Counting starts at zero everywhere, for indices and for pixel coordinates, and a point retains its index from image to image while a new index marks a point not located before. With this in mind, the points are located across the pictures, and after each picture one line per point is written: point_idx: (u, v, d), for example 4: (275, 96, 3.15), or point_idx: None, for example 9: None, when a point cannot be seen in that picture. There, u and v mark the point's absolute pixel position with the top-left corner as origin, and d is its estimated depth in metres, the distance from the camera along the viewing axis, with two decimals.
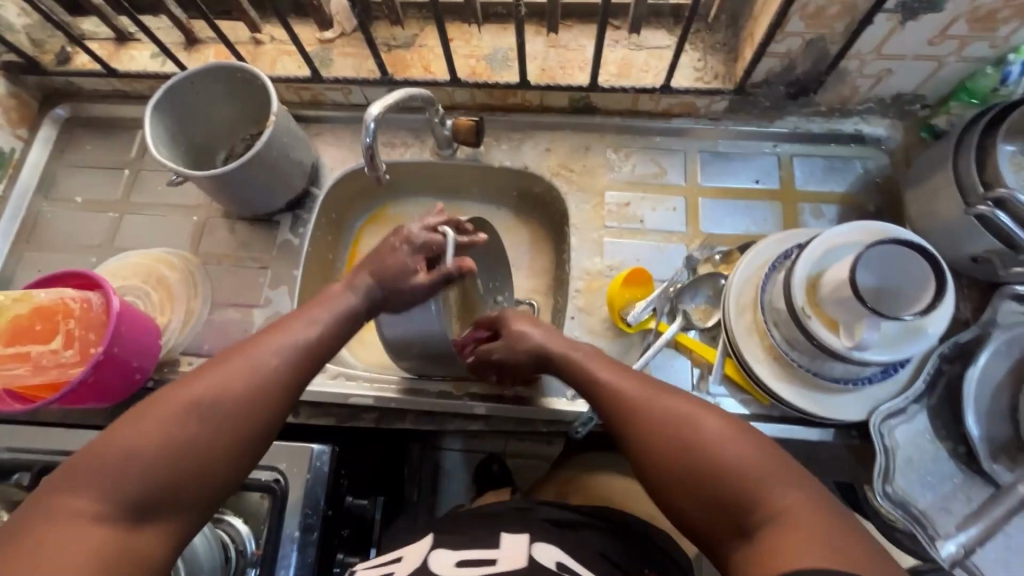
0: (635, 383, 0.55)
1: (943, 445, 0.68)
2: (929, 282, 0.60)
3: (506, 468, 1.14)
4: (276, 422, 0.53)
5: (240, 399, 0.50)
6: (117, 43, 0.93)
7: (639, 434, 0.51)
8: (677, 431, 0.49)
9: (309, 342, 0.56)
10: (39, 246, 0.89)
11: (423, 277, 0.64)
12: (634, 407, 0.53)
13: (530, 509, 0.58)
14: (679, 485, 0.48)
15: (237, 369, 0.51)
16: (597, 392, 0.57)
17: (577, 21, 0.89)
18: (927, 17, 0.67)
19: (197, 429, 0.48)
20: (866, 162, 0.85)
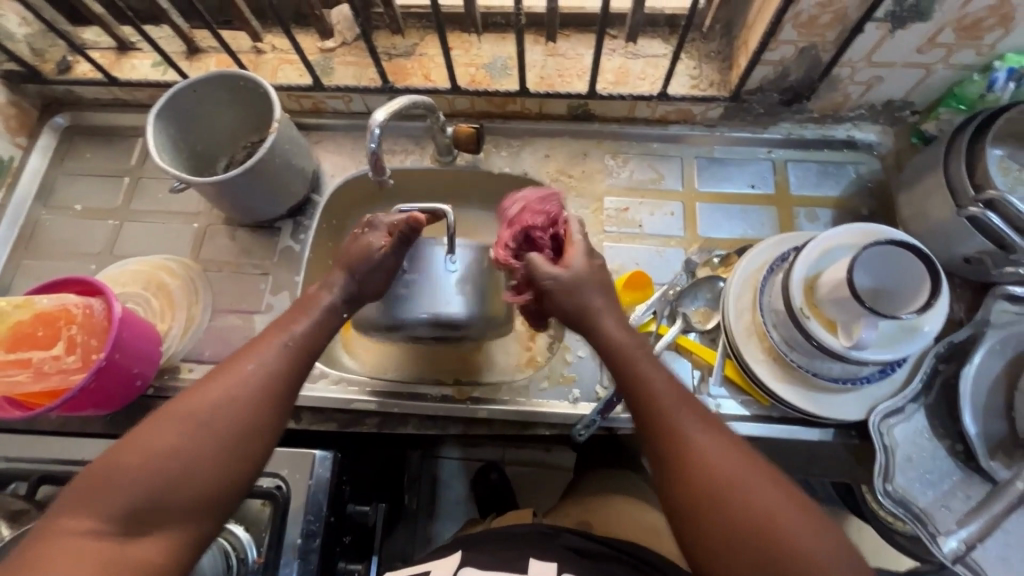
0: (711, 433, 0.54)
1: (941, 443, 0.69)
2: (923, 281, 0.61)
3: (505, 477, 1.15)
4: (265, 428, 0.56)
5: (226, 409, 0.54)
6: (119, 52, 0.94)
7: (699, 486, 0.51)
8: (744, 499, 0.49)
9: (290, 348, 0.61)
10: (38, 254, 0.89)
11: (385, 245, 0.66)
12: (705, 460, 0.52)
13: (554, 533, 0.62)
14: (726, 549, 0.49)
15: (224, 381, 0.56)
16: (663, 428, 0.55)
17: (575, 30, 0.90)
18: (915, 26, 0.69)
19: (186, 441, 0.52)
20: (859, 167, 0.87)
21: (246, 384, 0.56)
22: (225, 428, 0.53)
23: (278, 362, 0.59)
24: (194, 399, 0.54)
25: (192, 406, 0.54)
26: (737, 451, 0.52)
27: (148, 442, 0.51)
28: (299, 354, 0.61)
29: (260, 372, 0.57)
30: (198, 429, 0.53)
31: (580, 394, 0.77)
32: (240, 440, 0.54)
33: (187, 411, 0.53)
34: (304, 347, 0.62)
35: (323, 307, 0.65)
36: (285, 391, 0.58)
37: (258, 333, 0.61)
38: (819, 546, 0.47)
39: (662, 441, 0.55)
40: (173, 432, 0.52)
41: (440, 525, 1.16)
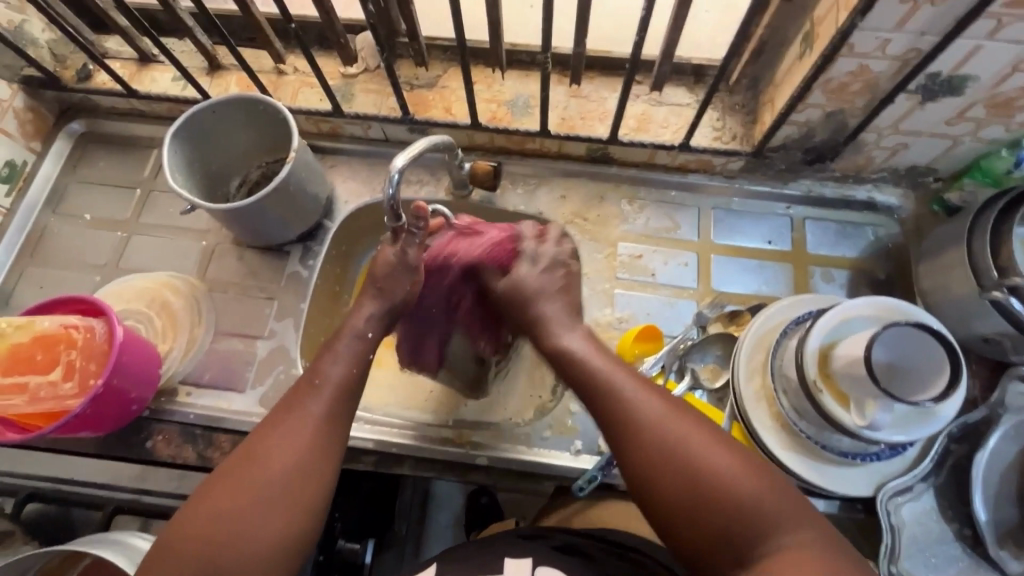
0: (650, 399, 0.56)
1: (949, 526, 0.67)
2: (942, 370, 0.60)
3: (497, 499, 1.09)
4: (314, 478, 0.54)
5: (274, 462, 0.52)
6: (140, 64, 0.93)
7: (651, 450, 0.53)
8: (693, 463, 0.51)
9: (333, 391, 0.58)
10: (43, 262, 0.88)
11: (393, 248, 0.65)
12: (650, 429, 0.54)
13: (538, 535, 0.64)
14: (681, 503, 0.51)
15: (270, 438, 0.54)
16: (607, 402, 0.57)
17: (599, 73, 0.89)
18: (947, 100, 0.68)
19: (237, 502, 0.50)
20: (877, 229, 0.86)
21: (288, 437, 0.54)
22: (270, 482, 0.52)
23: (323, 412, 0.57)
24: (239, 460, 0.53)
25: (234, 464, 0.53)
26: (680, 413, 0.55)
27: (197, 505, 0.50)
28: (343, 400, 0.59)
29: (304, 421, 0.56)
30: (244, 486, 0.51)
31: (582, 446, 0.77)
32: (289, 489, 0.52)
33: (228, 470, 0.52)
34: (344, 395, 0.59)
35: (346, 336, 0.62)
36: (333, 434, 0.57)
37: (292, 387, 0.59)
38: (765, 499, 0.50)
39: (610, 411, 0.56)
40: (229, 498, 0.50)
41: (428, 547, 1.13)
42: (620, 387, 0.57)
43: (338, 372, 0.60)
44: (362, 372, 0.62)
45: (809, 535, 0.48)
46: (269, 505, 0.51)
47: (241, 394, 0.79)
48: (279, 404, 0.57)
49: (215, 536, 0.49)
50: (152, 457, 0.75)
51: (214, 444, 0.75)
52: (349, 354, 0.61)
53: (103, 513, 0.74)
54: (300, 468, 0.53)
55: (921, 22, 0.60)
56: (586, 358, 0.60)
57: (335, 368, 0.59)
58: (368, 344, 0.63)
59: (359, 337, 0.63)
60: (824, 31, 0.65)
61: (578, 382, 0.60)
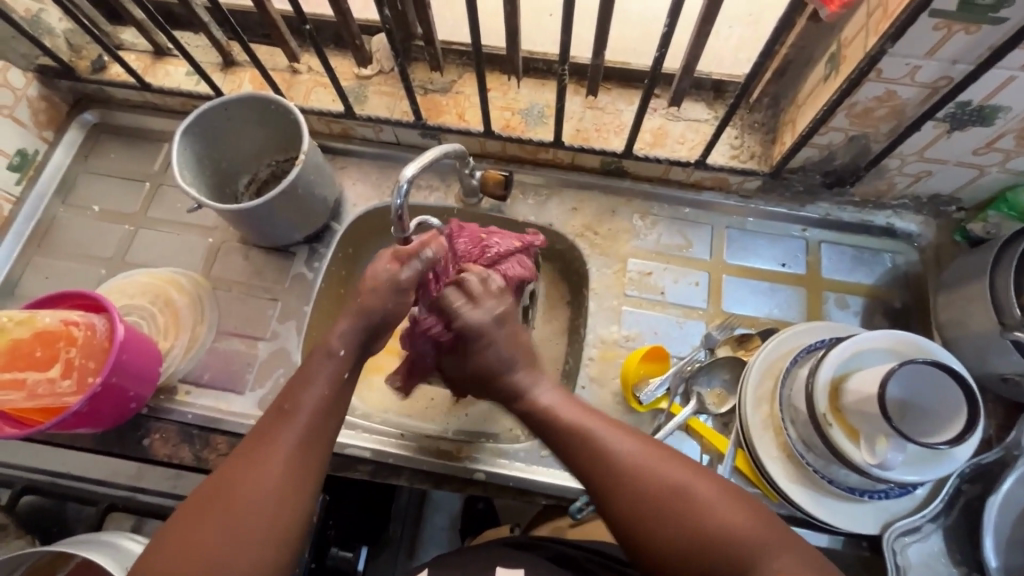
0: (631, 443, 0.55)
1: (958, 569, 0.66)
2: (958, 411, 0.58)
3: (493, 506, 1.07)
4: (294, 508, 0.53)
5: (252, 495, 0.51)
6: (154, 56, 0.93)
7: (634, 496, 0.52)
8: (674, 500, 0.51)
9: (309, 416, 0.56)
10: (50, 252, 0.88)
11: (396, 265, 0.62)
12: (632, 471, 0.53)
13: (534, 546, 0.63)
14: (665, 544, 0.50)
15: (246, 471, 0.52)
16: (585, 448, 0.56)
17: (617, 84, 0.88)
18: (975, 129, 0.66)
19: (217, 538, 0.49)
20: (895, 256, 0.84)
21: (263, 460, 0.53)
22: (247, 514, 0.50)
23: (297, 438, 0.55)
24: (216, 492, 0.51)
25: (211, 497, 0.51)
26: (663, 456, 0.54)
27: (176, 532, 0.49)
28: (319, 419, 0.57)
29: (278, 449, 0.54)
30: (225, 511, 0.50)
31: None
32: (270, 511, 0.51)
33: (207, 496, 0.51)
34: (319, 414, 0.57)
35: (325, 356, 0.59)
36: (310, 449, 0.55)
37: (267, 413, 0.57)
38: (754, 534, 0.49)
39: (592, 459, 0.55)
40: (208, 534, 0.49)
41: (424, 550, 1.10)
42: (598, 435, 0.56)
43: (313, 398, 0.57)
44: (339, 400, 0.59)
45: (797, 558, 0.48)
46: (249, 529, 0.50)
47: (240, 395, 0.78)
48: (254, 431, 0.56)
49: (197, 561, 0.48)
50: (148, 455, 0.75)
51: (211, 445, 0.75)
52: (323, 375, 0.58)
53: (98, 509, 0.74)
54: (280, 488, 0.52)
55: (953, 50, 0.58)
56: (557, 416, 0.59)
57: (309, 393, 0.57)
58: (342, 361, 0.59)
59: (330, 355, 0.59)
60: (851, 55, 0.63)
61: (551, 432, 0.59)
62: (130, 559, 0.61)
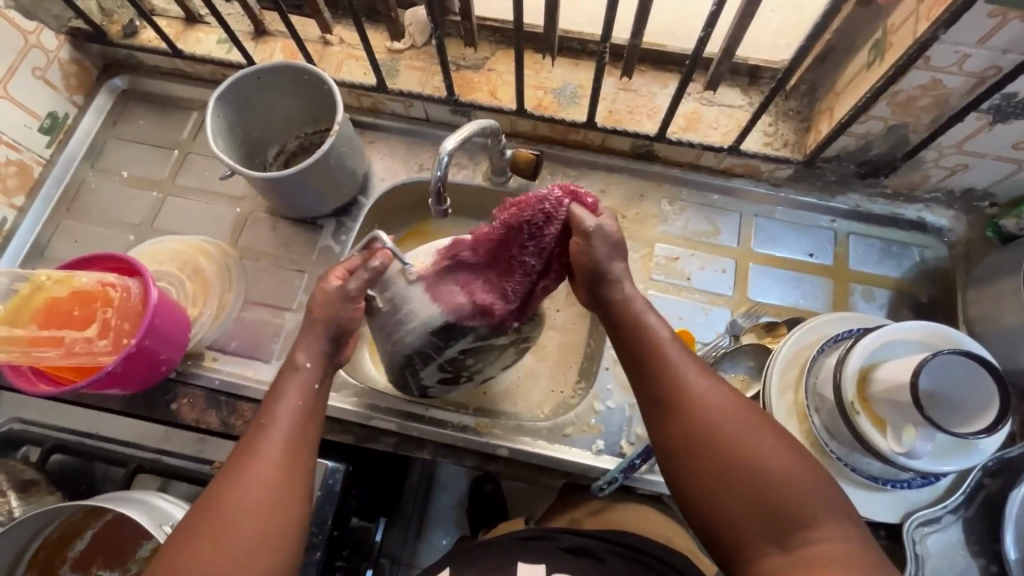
0: (703, 376, 0.56)
1: (975, 560, 0.66)
2: (989, 403, 0.58)
3: (501, 488, 1.07)
4: (288, 516, 0.53)
5: (244, 511, 0.51)
6: (186, 23, 0.92)
7: (699, 431, 0.53)
8: (734, 443, 0.52)
9: (288, 429, 0.56)
10: (79, 216, 0.89)
11: (333, 281, 0.61)
12: (700, 406, 0.54)
13: (546, 537, 0.63)
14: (721, 483, 0.51)
15: (233, 490, 0.52)
16: (658, 369, 0.56)
17: (651, 66, 0.87)
18: (1018, 123, 0.65)
19: (214, 553, 0.49)
20: (924, 250, 0.83)
21: (247, 475, 0.53)
22: (239, 532, 0.50)
23: (279, 450, 0.55)
24: (205, 515, 0.51)
25: (201, 518, 0.51)
26: (732, 397, 0.55)
27: (175, 551, 0.50)
28: (296, 434, 0.56)
29: (261, 462, 0.54)
30: (214, 536, 0.50)
31: (604, 446, 0.76)
32: (263, 524, 0.51)
33: (194, 523, 0.51)
34: (296, 430, 0.57)
35: (295, 368, 0.59)
36: (297, 457, 0.56)
37: (245, 432, 0.57)
38: (807, 486, 0.50)
39: (663, 390, 0.55)
40: (203, 555, 0.49)
41: (432, 530, 1.10)
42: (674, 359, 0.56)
43: (288, 409, 0.57)
44: (316, 410, 0.59)
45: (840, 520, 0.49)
46: (243, 544, 0.50)
47: (266, 363, 0.79)
48: (237, 450, 0.55)
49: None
50: (177, 419, 0.77)
51: (238, 412, 0.76)
52: (294, 390, 0.58)
53: (125, 471, 0.72)
54: (268, 505, 0.52)
55: (1005, 40, 0.57)
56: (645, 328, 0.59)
57: (284, 405, 0.57)
58: (310, 372, 0.59)
59: (296, 368, 0.59)
60: (898, 42, 0.63)
61: (634, 358, 0.58)
62: (161, 517, 0.62)
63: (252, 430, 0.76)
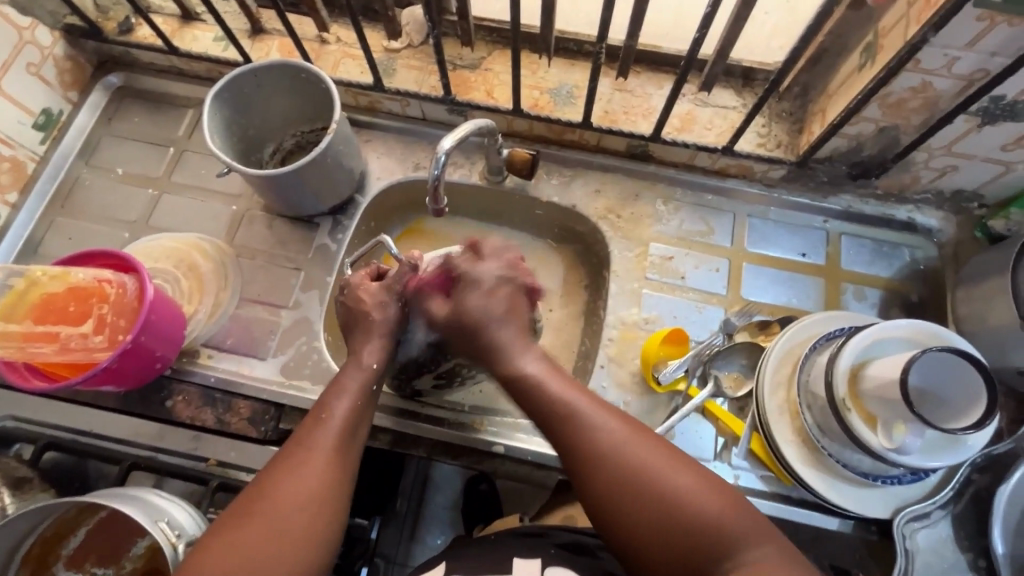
0: (619, 424, 0.57)
1: (964, 555, 0.67)
2: (977, 398, 0.59)
3: (496, 488, 1.07)
4: (335, 514, 0.55)
5: (294, 500, 0.54)
6: (182, 21, 0.92)
7: (612, 475, 0.54)
8: (651, 481, 0.53)
9: (340, 427, 0.59)
10: (73, 213, 0.88)
11: (361, 277, 0.69)
12: (614, 451, 0.55)
13: (542, 534, 0.64)
14: (641, 521, 0.52)
15: (287, 478, 0.55)
16: (573, 422, 0.57)
17: (646, 68, 0.88)
18: (1006, 125, 0.66)
19: (261, 536, 0.51)
20: (914, 251, 0.84)
21: (302, 465, 0.56)
22: (286, 520, 0.53)
23: (332, 446, 0.58)
24: (258, 498, 0.54)
25: (252, 500, 0.54)
26: (641, 436, 0.56)
27: (223, 530, 0.52)
28: (348, 433, 0.60)
29: (313, 455, 0.56)
30: (266, 519, 0.52)
31: None
32: (309, 516, 0.54)
33: (241, 507, 0.53)
34: (348, 429, 0.60)
35: (363, 366, 0.64)
36: (345, 455, 0.59)
37: (301, 423, 0.60)
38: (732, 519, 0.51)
39: (571, 437, 0.57)
40: (253, 536, 0.51)
41: (426, 530, 1.10)
42: (586, 411, 0.57)
43: (344, 411, 0.60)
44: (366, 416, 0.63)
45: (775, 548, 0.50)
46: (289, 534, 0.52)
47: (261, 361, 0.79)
48: (291, 440, 0.58)
49: (243, 560, 0.50)
50: (171, 416, 0.76)
51: (233, 409, 0.76)
52: (353, 391, 0.62)
53: (120, 468, 0.74)
54: (317, 498, 0.55)
55: (993, 42, 0.58)
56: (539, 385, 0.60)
57: (340, 408, 0.60)
58: (371, 374, 0.64)
59: (362, 367, 0.64)
60: (889, 44, 0.64)
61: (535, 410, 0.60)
62: (157, 513, 0.62)
63: (248, 427, 0.76)
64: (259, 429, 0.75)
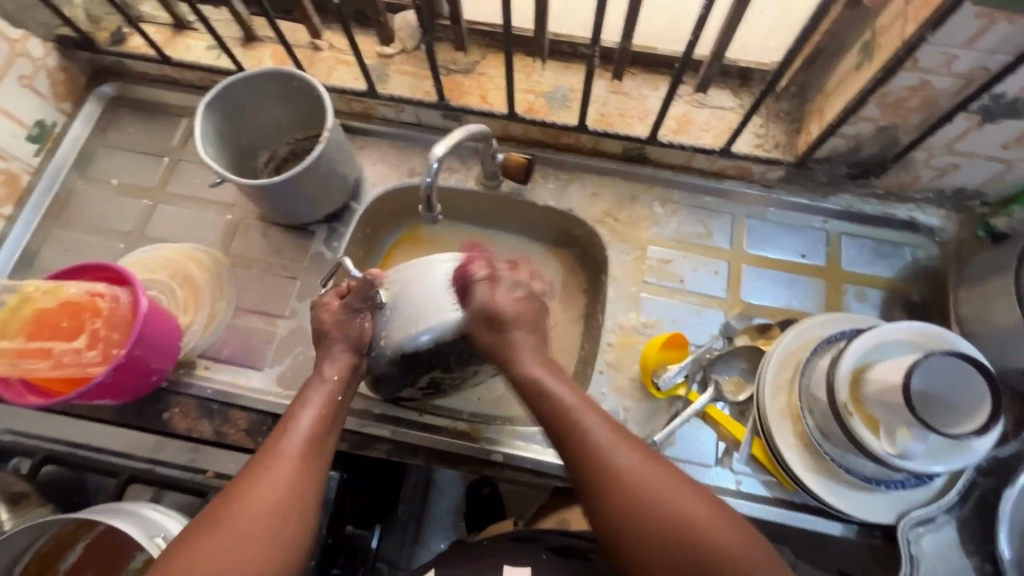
0: (617, 439, 0.58)
1: (970, 560, 0.66)
2: (982, 400, 0.58)
3: (499, 493, 1.06)
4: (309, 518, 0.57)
5: (266, 507, 0.54)
6: (174, 30, 0.92)
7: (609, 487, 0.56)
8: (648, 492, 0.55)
9: (310, 435, 0.60)
10: (68, 225, 0.88)
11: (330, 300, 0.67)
12: (614, 464, 0.56)
13: (534, 539, 0.63)
14: (635, 528, 0.54)
15: (258, 484, 0.55)
16: (571, 435, 0.59)
17: (642, 69, 0.87)
18: (1007, 123, 0.65)
19: (232, 544, 0.52)
20: (916, 251, 0.83)
21: (273, 472, 0.56)
22: (259, 526, 0.53)
23: (300, 451, 0.58)
24: (228, 504, 0.54)
25: (220, 508, 0.54)
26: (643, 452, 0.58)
27: (191, 540, 0.52)
28: (317, 439, 0.61)
29: (284, 462, 0.57)
30: (236, 526, 0.53)
31: None
32: (280, 520, 0.54)
33: (209, 517, 0.54)
34: (317, 436, 0.60)
35: (328, 381, 0.64)
36: (315, 459, 0.59)
37: (269, 433, 0.60)
38: (720, 529, 0.53)
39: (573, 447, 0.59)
40: (225, 546, 0.52)
41: (431, 536, 1.08)
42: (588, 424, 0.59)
43: (309, 420, 0.61)
44: (335, 425, 0.64)
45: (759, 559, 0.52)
46: (262, 539, 0.53)
47: (258, 371, 0.79)
48: (258, 449, 0.59)
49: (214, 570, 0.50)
50: (168, 428, 0.76)
51: (230, 420, 0.76)
52: (320, 400, 0.63)
53: (118, 481, 0.73)
54: (286, 504, 0.55)
55: (992, 40, 0.57)
56: (548, 393, 0.62)
57: (307, 418, 0.61)
58: (335, 386, 0.64)
59: (324, 379, 0.64)
60: (887, 43, 0.63)
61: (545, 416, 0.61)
62: (154, 528, 0.62)
63: (245, 438, 0.75)
64: (256, 440, 0.75)
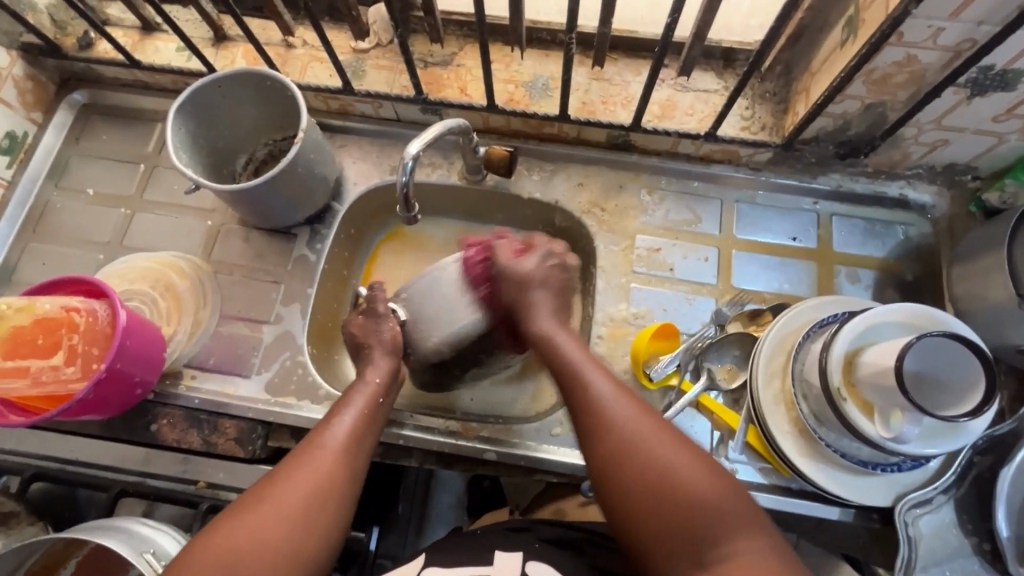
0: (629, 408, 0.58)
1: (968, 540, 0.66)
2: (975, 381, 0.58)
3: (500, 486, 1.06)
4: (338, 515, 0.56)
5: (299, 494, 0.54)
6: (143, 32, 0.90)
7: (618, 453, 0.55)
8: (654, 460, 0.54)
9: (350, 433, 0.60)
10: (45, 237, 0.86)
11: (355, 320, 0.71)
12: (620, 428, 0.57)
13: (529, 529, 0.63)
14: (636, 491, 0.53)
15: (296, 470, 0.56)
16: (580, 399, 0.60)
17: (623, 54, 0.85)
18: (996, 95, 0.64)
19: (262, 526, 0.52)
20: (908, 228, 0.82)
21: (313, 460, 0.57)
22: (291, 512, 0.53)
23: (340, 444, 0.59)
24: (266, 487, 0.55)
25: (258, 490, 0.55)
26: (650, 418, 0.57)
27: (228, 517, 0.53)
28: (355, 438, 0.61)
29: (323, 452, 0.58)
30: (270, 509, 0.53)
31: None
32: (309, 507, 0.54)
33: (245, 501, 0.54)
34: (356, 433, 0.61)
35: (371, 382, 0.66)
36: (354, 456, 0.60)
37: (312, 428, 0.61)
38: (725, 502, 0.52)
39: (582, 411, 0.59)
40: (252, 525, 0.52)
41: (433, 530, 1.08)
42: (598, 386, 0.60)
43: (351, 419, 0.62)
44: (373, 432, 0.64)
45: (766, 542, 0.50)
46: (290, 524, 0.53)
47: (246, 379, 0.78)
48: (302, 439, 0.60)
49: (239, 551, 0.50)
50: (157, 440, 0.74)
51: (219, 430, 0.74)
52: (362, 401, 0.64)
53: (109, 495, 0.73)
54: (317, 495, 0.55)
55: (978, 12, 0.56)
56: (563, 352, 0.64)
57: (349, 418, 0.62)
58: (376, 388, 0.66)
59: (366, 381, 0.66)
60: (870, 18, 0.61)
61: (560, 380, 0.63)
62: (144, 545, 0.61)
63: (234, 447, 0.74)
64: (247, 448, 0.74)
